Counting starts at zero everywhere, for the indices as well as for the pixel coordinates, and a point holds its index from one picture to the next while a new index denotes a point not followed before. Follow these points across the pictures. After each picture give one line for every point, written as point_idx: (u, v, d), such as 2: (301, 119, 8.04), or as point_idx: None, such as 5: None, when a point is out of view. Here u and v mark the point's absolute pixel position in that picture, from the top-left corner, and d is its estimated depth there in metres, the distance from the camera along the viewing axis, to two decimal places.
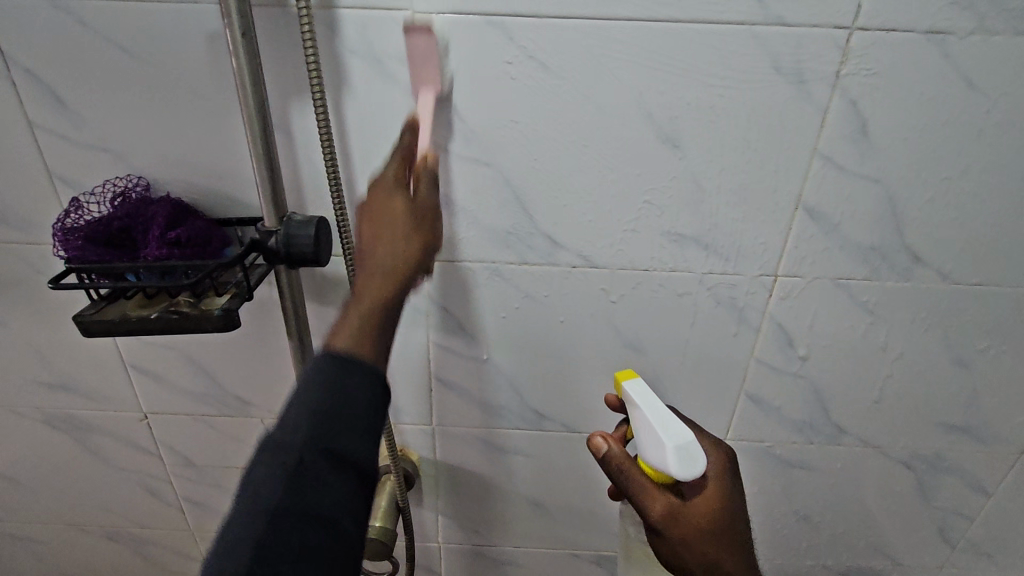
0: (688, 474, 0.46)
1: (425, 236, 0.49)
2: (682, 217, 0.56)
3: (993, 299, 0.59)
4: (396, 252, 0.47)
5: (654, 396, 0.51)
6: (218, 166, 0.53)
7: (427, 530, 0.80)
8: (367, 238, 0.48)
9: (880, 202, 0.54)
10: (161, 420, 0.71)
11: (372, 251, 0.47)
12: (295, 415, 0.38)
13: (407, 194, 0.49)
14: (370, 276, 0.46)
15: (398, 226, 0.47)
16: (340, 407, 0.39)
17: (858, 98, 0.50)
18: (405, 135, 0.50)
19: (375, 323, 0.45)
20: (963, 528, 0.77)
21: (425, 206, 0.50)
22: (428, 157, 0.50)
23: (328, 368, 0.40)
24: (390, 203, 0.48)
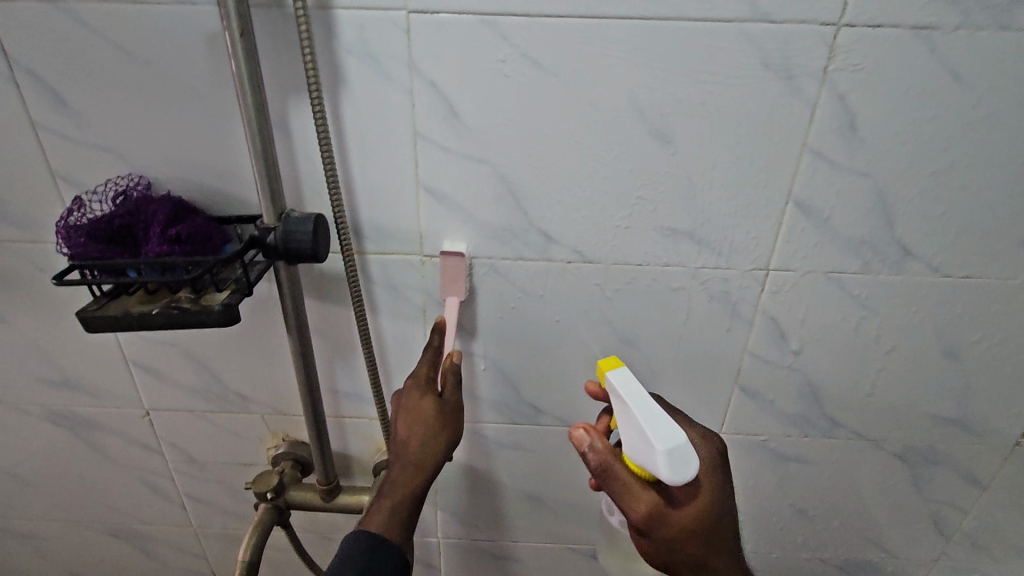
0: (681, 479, 0.44)
1: (449, 429, 0.58)
2: (675, 212, 0.57)
3: (983, 291, 0.60)
4: (422, 452, 0.56)
5: (646, 392, 0.48)
6: (217, 164, 0.54)
7: (426, 525, 0.81)
8: (404, 431, 0.56)
9: (870, 196, 0.55)
10: (162, 417, 0.72)
11: (407, 448, 0.56)
12: (339, 563, 0.52)
13: (436, 395, 0.57)
14: (393, 471, 0.57)
15: (430, 430, 0.56)
16: (370, 565, 0.53)
17: (846, 93, 0.51)
18: (436, 335, 0.59)
19: (407, 500, 0.57)
20: (959, 520, 0.77)
21: (451, 408, 0.58)
22: (452, 356, 0.58)
23: (362, 547, 0.54)
24: (424, 411, 0.56)
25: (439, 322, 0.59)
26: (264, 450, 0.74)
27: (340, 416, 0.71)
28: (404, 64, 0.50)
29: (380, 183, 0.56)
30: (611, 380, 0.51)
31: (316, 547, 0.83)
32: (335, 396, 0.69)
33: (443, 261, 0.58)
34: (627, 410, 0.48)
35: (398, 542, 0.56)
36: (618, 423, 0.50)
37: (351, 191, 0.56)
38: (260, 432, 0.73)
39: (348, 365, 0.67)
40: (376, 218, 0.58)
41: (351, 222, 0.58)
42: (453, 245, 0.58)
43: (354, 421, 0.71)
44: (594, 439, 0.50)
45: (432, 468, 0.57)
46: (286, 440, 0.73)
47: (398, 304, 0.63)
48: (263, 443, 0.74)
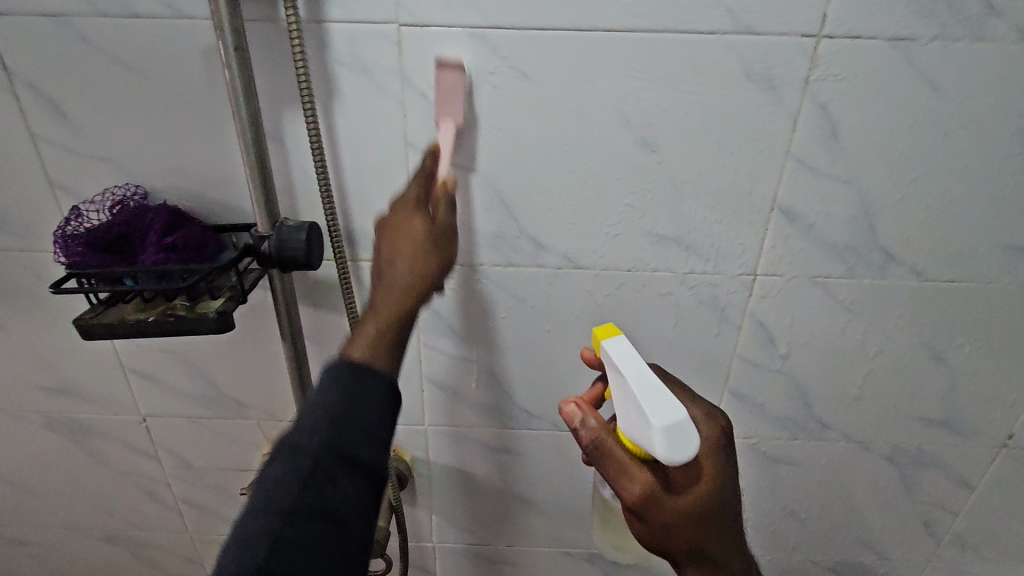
0: (680, 458, 0.44)
1: (442, 253, 0.50)
2: (663, 218, 0.58)
3: (967, 295, 0.61)
4: (413, 274, 0.48)
5: (645, 367, 0.49)
6: (212, 173, 0.55)
7: (421, 529, 0.82)
8: (388, 251, 0.49)
9: (853, 202, 0.56)
10: (159, 423, 0.73)
11: (393, 271, 0.48)
12: (313, 411, 0.40)
13: (426, 215, 0.50)
14: (393, 274, 0.48)
15: (420, 247, 0.49)
16: (350, 416, 0.41)
17: (827, 103, 0.52)
18: (427, 159, 0.52)
19: (394, 331, 0.47)
20: (948, 522, 0.78)
21: (444, 227, 0.50)
22: (446, 180, 0.52)
23: (342, 373, 0.42)
24: (412, 222, 0.49)
25: (433, 148, 0.52)
26: (260, 456, 0.75)
27: None
28: (396, 75, 0.52)
29: (373, 192, 0.57)
30: (610, 355, 0.50)
31: None
32: None
33: (438, 76, 0.51)
34: (625, 385, 0.48)
35: (387, 371, 0.45)
36: (615, 398, 0.50)
37: (344, 199, 0.57)
38: (256, 438, 0.73)
39: None
40: (369, 227, 0.59)
41: (345, 230, 0.59)
42: (450, 58, 0.51)
43: None
44: (586, 414, 0.51)
45: (425, 288, 0.49)
46: None
47: None
48: (259, 448, 0.74)
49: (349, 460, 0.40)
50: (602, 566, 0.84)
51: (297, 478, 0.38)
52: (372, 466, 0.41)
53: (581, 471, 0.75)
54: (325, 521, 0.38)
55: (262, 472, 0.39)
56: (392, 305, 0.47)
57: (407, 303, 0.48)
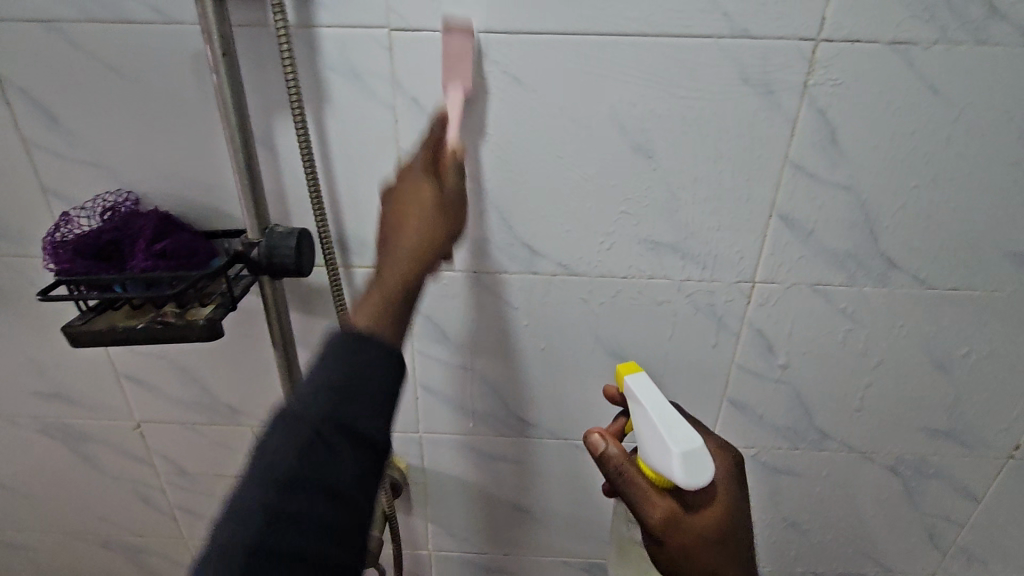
0: (696, 484, 0.46)
1: (451, 219, 0.48)
2: (658, 225, 0.57)
3: (971, 304, 0.60)
4: (422, 237, 0.47)
5: (662, 398, 0.51)
6: (204, 179, 0.55)
7: (416, 537, 0.81)
8: (397, 214, 0.47)
9: (853, 209, 0.55)
10: (153, 429, 0.72)
11: (400, 233, 0.46)
12: (325, 376, 0.38)
13: (436, 184, 0.49)
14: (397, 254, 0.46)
15: (430, 209, 0.47)
16: (353, 391, 0.38)
17: (826, 108, 0.51)
18: (436, 129, 0.50)
19: (403, 290, 0.45)
20: (954, 534, 0.77)
21: (454, 193, 0.49)
22: (455, 149, 0.49)
23: (348, 344, 0.39)
24: (422, 190, 0.48)
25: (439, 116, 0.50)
26: None
27: None
28: (387, 81, 0.51)
29: (364, 198, 0.56)
30: (630, 388, 0.53)
31: None
32: None
33: (444, 41, 0.48)
34: (645, 417, 0.50)
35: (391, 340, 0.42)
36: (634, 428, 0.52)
37: (335, 205, 0.57)
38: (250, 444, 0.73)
39: None
40: (361, 233, 0.58)
41: (337, 237, 0.58)
42: (455, 19, 0.48)
43: None
44: (610, 444, 0.52)
45: (436, 241, 0.47)
46: None
47: None
48: None
49: (347, 427, 0.37)
50: None
51: (295, 447, 0.36)
52: (373, 436, 0.38)
53: (578, 479, 0.74)
54: (332, 502, 0.36)
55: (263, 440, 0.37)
56: (401, 268, 0.45)
57: (419, 269, 0.46)
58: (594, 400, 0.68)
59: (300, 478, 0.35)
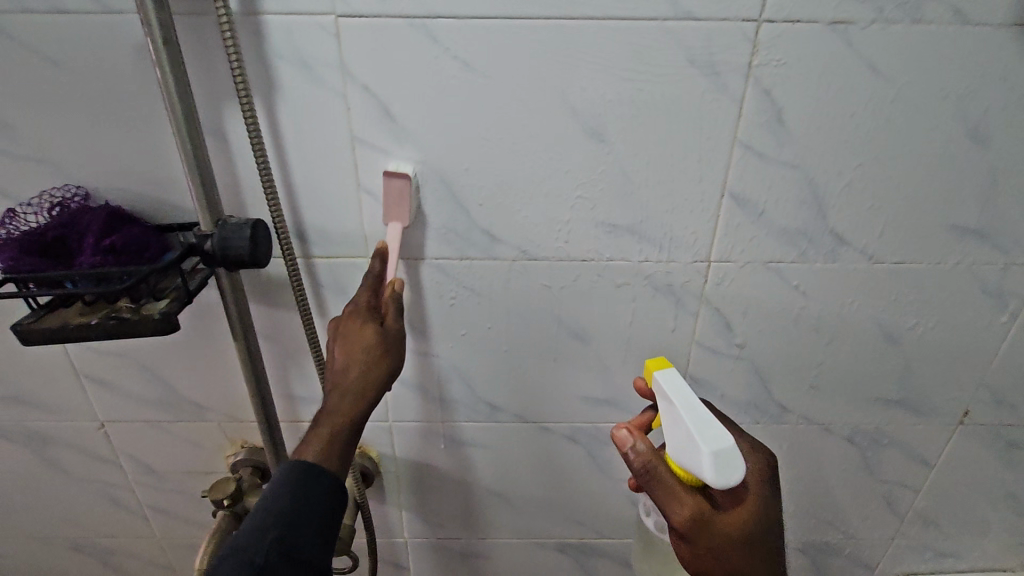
0: (726, 482, 0.46)
1: (392, 357, 0.53)
2: (615, 207, 0.58)
3: (915, 277, 0.62)
4: (364, 376, 0.51)
5: (694, 396, 0.52)
6: (154, 172, 0.54)
7: (392, 525, 0.81)
8: (340, 358, 0.51)
9: (802, 186, 0.57)
10: (118, 428, 0.71)
11: (344, 375, 0.51)
12: (264, 521, 0.46)
13: (377, 323, 0.53)
14: (333, 400, 0.50)
15: (369, 352, 0.51)
16: (291, 536, 0.46)
17: (771, 88, 0.52)
18: (376, 263, 0.55)
19: (345, 433, 0.50)
20: (910, 499, 0.80)
21: (394, 333, 0.53)
22: (395, 284, 0.55)
23: (289, 481, 0.47)
24: (364, 332, 0.52)
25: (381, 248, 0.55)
26: (223, 458, 0.74)
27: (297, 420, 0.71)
28: (336, 68, 0.51)
29: (320, 188, 0.56)
30: (659, 381, 0.54)
31: None
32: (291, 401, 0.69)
33: (387, 183, 0.54)
34: (676, 414, 0.51)
35: (334, 471, 0.49)
36: (665, 426, 0.53)
37: (290, 195, 0.56)
38: (218, 440, 0.73)
39: (301, 369, 0.67)
40: (320, 223, 0.58)
41: (295, 228, 0.58)
42: (397, 168, 0.54)
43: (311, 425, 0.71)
44: (638, 440, 0.52)
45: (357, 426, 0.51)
46: (245, 447, 0.73)
47: None
48: (222, 450, 0.73)
49: (293, 554, 0.45)
50: (574, 555, 0.84)
51: (249, 570, 0.44)
52: (317, 561, 0.46)
53: (548, 462, 0.75)
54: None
55: (214, 569, 0.44)
56: (334, 412, 0.50)
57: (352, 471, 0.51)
58: (561, 384, 0.69)
59: None
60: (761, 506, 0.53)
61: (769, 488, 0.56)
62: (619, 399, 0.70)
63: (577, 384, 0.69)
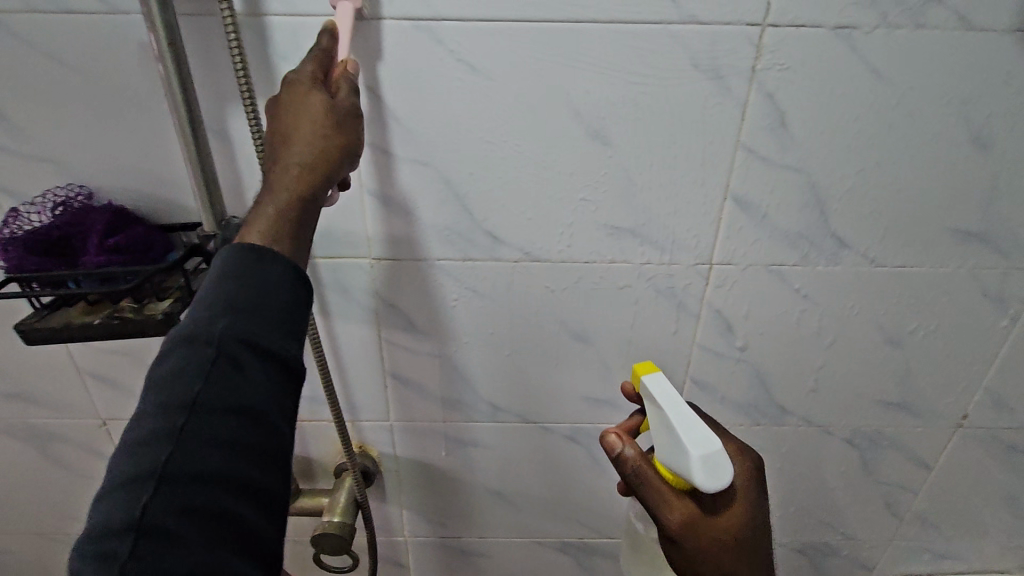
0: (713, 485, 0.48)
1: (346, 135, 0.44)
2: (618, 209, 0.58)
3: (916, 281, 0.62)
4: (311, 152, 0.43)
5: (679, 397, 0.53)
6: (158, 172, 0.54)
7: (392, 524, 0.82)
8: (280, 137, 0.43)
9: (804, 190, 0.57)
10: (121, 426, 0.72)
11: (286, 147, 0.42)
12: (210, 312, 0.37)
13: (325, 93, 0.44)
14: (280, 177, 0.42)
15: (317, 125, 0.43)
16: (253, 313, 0.38)
17: (774, 92, 0.52)
18: (325, 39, 0.46)
19: (294, 212, 0.42)
20: (909, 501, 0.80)
21: (347, 108, 0.45)
22: (346, 63, 0.46)
23: (239, 268, 0.39)
24: (309, 93, 0.44)
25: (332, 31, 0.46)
26: None
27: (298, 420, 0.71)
28: None
29: None
30: (645, 384, 0.55)
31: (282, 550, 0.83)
32: None
33: None
34: (662, 417, 0.52)
35: (281, 254, 0.41)
36: (651, 427, 0.54)
37: None
38: None
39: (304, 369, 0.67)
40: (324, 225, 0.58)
41: None
42: None
43: (313, 425, 0.71)
44: (626, 445, 0.54)
45: (314, 177, 0.43)
46: None
47: (352, 309, 0.63)
48: None
49: (256, 345, 0.37)
50: (573, 554, 0.85)
51: (201, 366, 0.36)
52: (282, 353, 0.38)
53: (548, 461, 0.76)
54: (241, 417, 0.36)
55: (158, 368, 0.37)
56: (282, 180, 0.42)
57: (307, 186, 0.43)
58: (562, 384, 0.69)
59: (207, 402, 0.35)
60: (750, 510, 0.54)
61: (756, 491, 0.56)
62: (620, 399, 0.70)
63: (578, 384, 0.69)
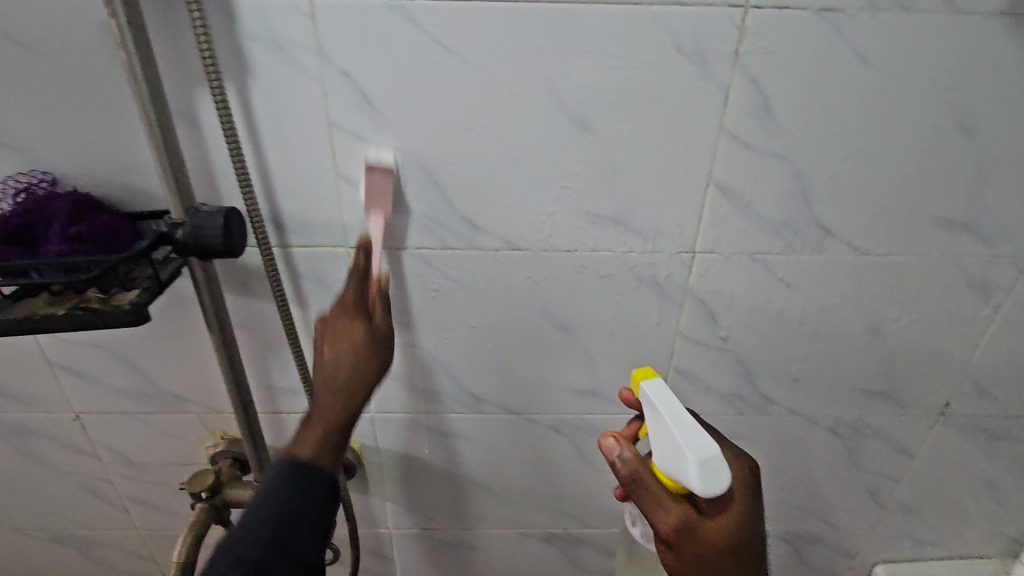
0: (712, 491, 0.47)
1: (380, 356, 0.54)
2: (600, 197, 0.57)
3: (900, 269, 0.62)
4: (350, 370, 0.52)
5: (677, 402, 0.52)
6: (125, 157, 0.52)
7: (376, 516, 0.81)
8: (330, 357, 0.52)
9: (789, 177, 0.56)
10: (95, 420, 0.70)
11: (333, 373, 0.52)
12: (256, 515, 0.46)
13: (366, 320, 0.54)
14: (322, 401, 0.52)
15: (359, 347, 0.53)
16: (287, 531, 0.46)
17: (758, 76, 0.51)
18: (361, 255, 0.55)
19: (335, 434, 0.52)
20: (892, 489, 0.80)
21: (383, 334, 0.55)
22: (380, 278, 0.55)
23: (283, 480, 0.48)
24: (351, 326, 0.53)
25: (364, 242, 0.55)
26: (203, 450, 0.73)
27: (278, 412, 0.70)
28: (312, 50, 0.49)
29: (297, 176, 0.55)
30: (644, 390, 0.53)
31: None
32: (272, 392, 0.68)
33: None
34: (662, 424, 0.50)
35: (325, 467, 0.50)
36: (648, 433, 0.53)
37: (266, 183, 0.55)
38: (197, 432, 0.71)
39: (282, 360, 0.66)
40: (298, 212, 0.57)
41: (272, 217, 0.57)
42: (379, 158, 0.53)
43: (292, 417, 0.70)
44: (624, 449, 0.52)
45: (346, 420, 0.52)
46: (224, 438, 0.72)
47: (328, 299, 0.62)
48: (202, 442, 0.72)
49: (286, 550, 0.45)
50: (558, 544, 0.84)
51: (246, 562, 0.44)
52: (307, 557, 0.46)
53: (533, 453, 0.75)
54: (278, 562, 0.45)
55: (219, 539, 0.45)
56: (323, 417, 0.51)
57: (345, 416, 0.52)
58: (545, 375, 0.68)
59: (249, 557, 0.44)
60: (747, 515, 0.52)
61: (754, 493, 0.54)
62: (604, 390, 0.69)
63: (561, 375, 0.68)
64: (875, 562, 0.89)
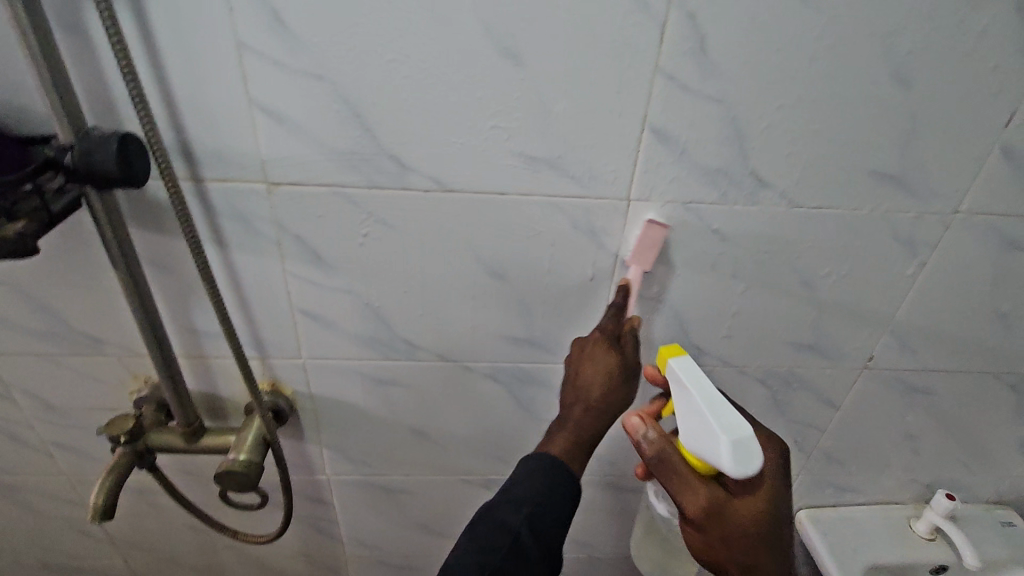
0: (744, 471, 0.48)
1: (627, 384, 0.62)
2: (531, 137, 0.54)
3: (834, 223, 0.62)
4: (601, 396, 0.61)
5: (706, 380, 0.53)
6: (6, 72, 0.48)
7: (313, 461, 0.81)
8: (588, 375, 0.62)
9: (724, 123, 0.55)
10: (6, 361, 0.67)
11: (589, 391, 0.61)
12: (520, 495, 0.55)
13: (617, 351, 0.63)
14: (574, 412, 0.61)
15: (613, 377, 0.61)
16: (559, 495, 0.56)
17: (696, 12, 0.49)
18: (619, 296, 0.64)
19: (578, 449, 0.60)
20: (817, 438, 0.84)
21: (632, 360, 0.63)
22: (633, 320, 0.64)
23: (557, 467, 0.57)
24: (608, 356, 0.63)
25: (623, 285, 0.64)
26: (127, 394, 0.71)
27: (203, 357, 0.67)
28: None
29: (204, 103, 0.51)
30: (673, 369, 0.55)
31: (199, 488, 0.82)
32: (196, 336, 0.66)
33: None
34: (692, 402, 0.52)
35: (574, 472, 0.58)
36: (678, 413, 0.54)
37: (171, 110, 0.51)
38: (119, 375, 0.69)
39: (201, 301, 0.63)
40: (209, 144, 0.53)
41: (180, 147, 0.53)
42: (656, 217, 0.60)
43: (219, 362, 0.68)
44: (648, 429, 0.56)
45: (586, 438, 0.61)
46: (148, 383, 0.69)
47: (249, 239, 0.59)
48: (125, 386, 0.70)
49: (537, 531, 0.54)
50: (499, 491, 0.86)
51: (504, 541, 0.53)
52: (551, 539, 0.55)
53: (473, 402, 0.75)
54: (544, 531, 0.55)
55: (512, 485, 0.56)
56: (573, 424, 0.61)
57: (574, 434, 0.60)
58: (480, 323, 0.67)
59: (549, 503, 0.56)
60: (773, 499, 0.55)
61: (782, 475, 0.58)
62: (539, 338, 0.69)
63: (496, 323, 0.67)
64: (799, 507, 0.95)
